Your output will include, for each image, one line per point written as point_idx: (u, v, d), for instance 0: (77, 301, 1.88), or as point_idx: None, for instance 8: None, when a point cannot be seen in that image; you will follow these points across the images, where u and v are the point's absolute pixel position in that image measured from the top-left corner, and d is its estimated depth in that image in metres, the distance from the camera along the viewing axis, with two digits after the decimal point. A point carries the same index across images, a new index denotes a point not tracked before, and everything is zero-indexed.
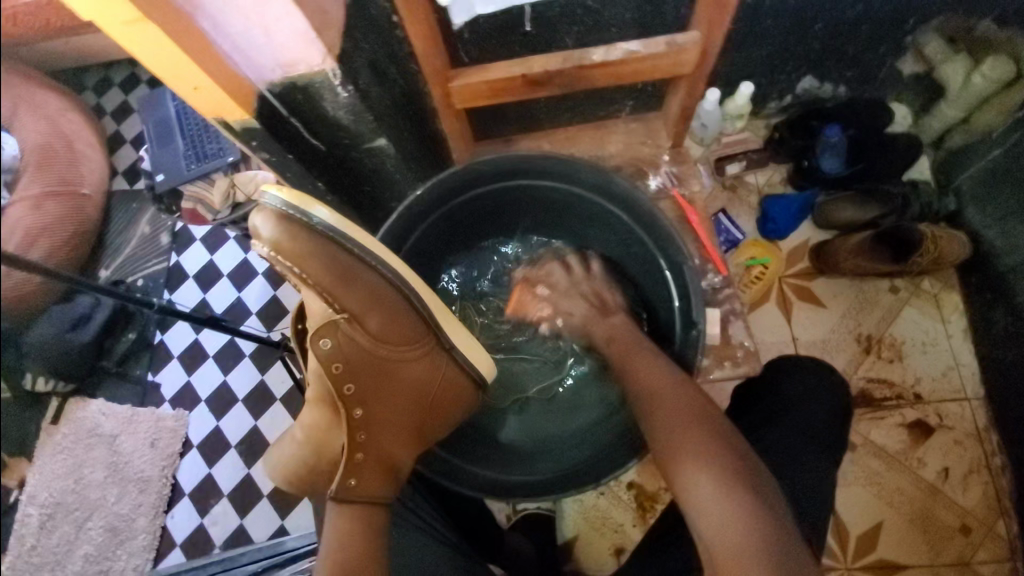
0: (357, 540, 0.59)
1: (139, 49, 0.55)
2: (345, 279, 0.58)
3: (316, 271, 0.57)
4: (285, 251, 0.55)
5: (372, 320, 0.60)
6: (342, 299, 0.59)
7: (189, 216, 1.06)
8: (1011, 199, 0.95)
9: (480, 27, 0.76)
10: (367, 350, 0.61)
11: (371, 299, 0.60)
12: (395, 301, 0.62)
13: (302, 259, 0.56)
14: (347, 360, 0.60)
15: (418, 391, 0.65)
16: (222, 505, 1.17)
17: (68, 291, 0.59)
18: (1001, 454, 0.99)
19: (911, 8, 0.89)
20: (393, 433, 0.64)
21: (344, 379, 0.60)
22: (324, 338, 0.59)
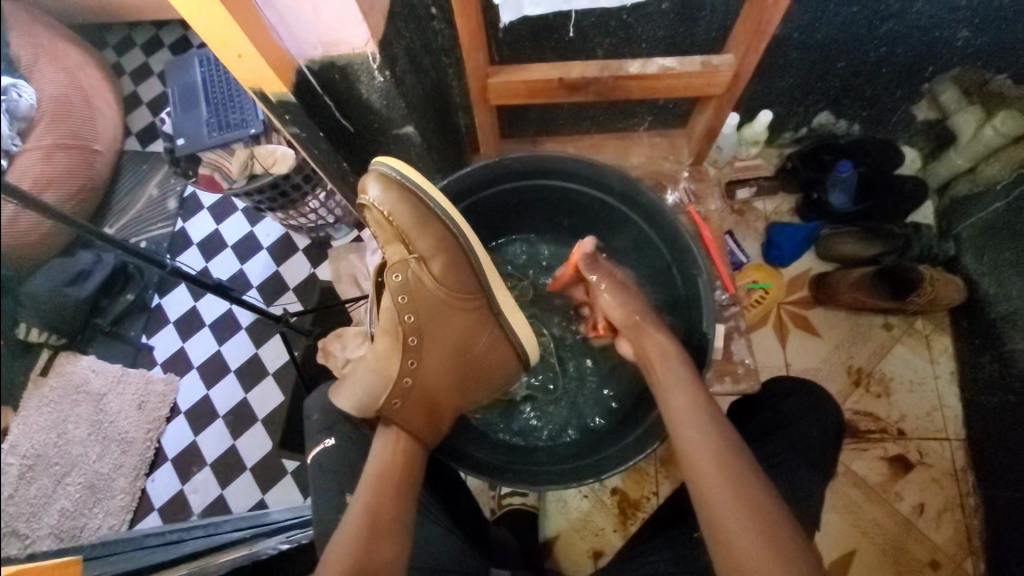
0: (388, 476, 0.65)
1: (190, 9, 0.55)
2: (422, 224, 0.69)
3: (398, 214, 0.68)
4: (379, 198, 0.68)
5: (436, 265, 0.70)
6: (417, 242, 0.69)
7: (204, 183, 1.02)
8: (1007, 251, 0.98)
9: (520, 29, 0.78)
10: (429, 291, 0.70)
11: (439, 247, 0.70)
12: (458, 254, 0.71)
13: (390, 205, 0.68)
14: (412, 296, 0.70)
15: (466, 339, 0.73)
16: (204, 474, 1.16)
17: (78, 244, 0.61)
18: (976, 496, 1.02)
19: (933, 56, 0.92)
20: (441, 373, 0.72)
21: (406, 312, 0.70)
22: (395, 272, 0.69)
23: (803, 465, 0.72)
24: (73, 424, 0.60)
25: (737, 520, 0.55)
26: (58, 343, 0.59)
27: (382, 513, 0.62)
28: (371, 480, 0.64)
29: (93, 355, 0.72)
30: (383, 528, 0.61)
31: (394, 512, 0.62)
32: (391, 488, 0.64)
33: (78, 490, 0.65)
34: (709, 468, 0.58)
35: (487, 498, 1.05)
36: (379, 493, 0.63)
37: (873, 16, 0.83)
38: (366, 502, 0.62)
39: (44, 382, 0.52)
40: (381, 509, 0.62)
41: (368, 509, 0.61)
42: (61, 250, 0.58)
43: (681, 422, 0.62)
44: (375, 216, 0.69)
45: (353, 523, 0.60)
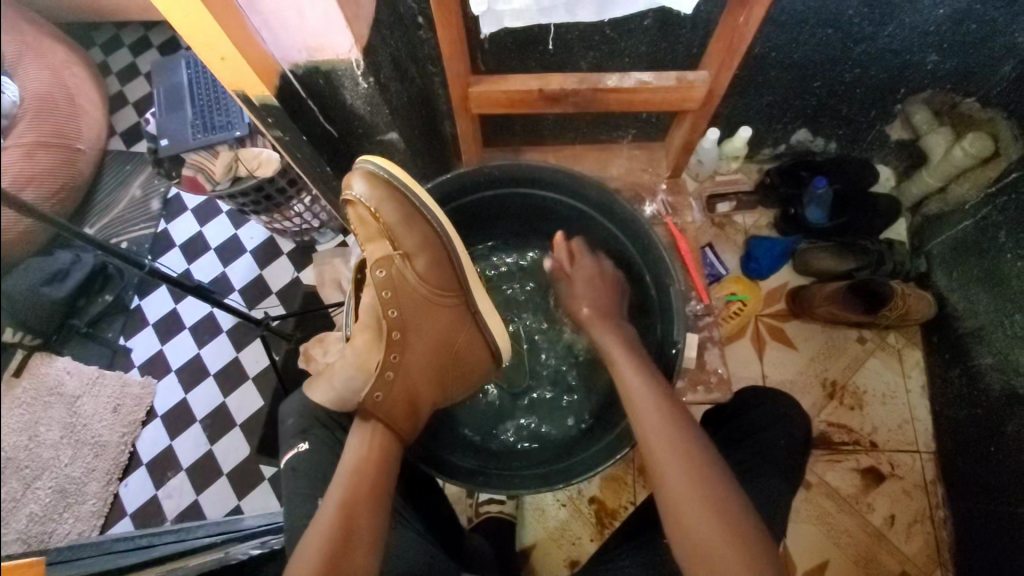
0: (363, 473, 0.65)
1: (173, 10, 0.56)
2: (407, 221, 0.69)
3: (386, 210, 0.69)
4: (366, 195, 0.68)
5: (421, 262, 0.71)
6: (401, 239, 0.70)
7: (187, 184, 1.03)
8: (975, 267, 1.00)
9: (503, 40, 0.79)
10: (413, 288, 0.71)
11: (424, 245, 0.70)
12: (443, 253, 0.72)
13: (377, 201, 0.69)
14: (396, 292, 0.70)
15: (447, 338, 0.73)
16: (179, 479, 1.14)
17: (50, 243, 0.60)
18: (945, 508, 1.04)
19: (904, 79, 0.95)
20: (422, 371, 0.72)
21: (391, 307, 0.70)
22: (380, 268, 0.69)
23: (773, 474, 0.73)
24: (45, 428, 0.59)
25: (698, 515, 0.56)
26: (32, 343, 0.58)
27: (358, 514, 0.62)
28: (344, 478, 0.64)
29: (68, 357, 0.70)
30: (358, 527, 0.61)
31: (369, 507, 0.63)
32: (367, 487, 0.64)
33: (48, 495, 0.64)
34: (671, 462, 0.59)
35: (464, 506, 1.05)
36: (353, 490, 0.63)
37: (847, 38, 0.86)
38: (341, 501, 0.62)
39: (15, 383, 0.52)
40: (356, 507, 0.62)
41: (342, 509, 0.61)
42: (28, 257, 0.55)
43: (647, 420, 0.62)
44: (360, 213, 0.69)
45: (326, 524, 0.60)
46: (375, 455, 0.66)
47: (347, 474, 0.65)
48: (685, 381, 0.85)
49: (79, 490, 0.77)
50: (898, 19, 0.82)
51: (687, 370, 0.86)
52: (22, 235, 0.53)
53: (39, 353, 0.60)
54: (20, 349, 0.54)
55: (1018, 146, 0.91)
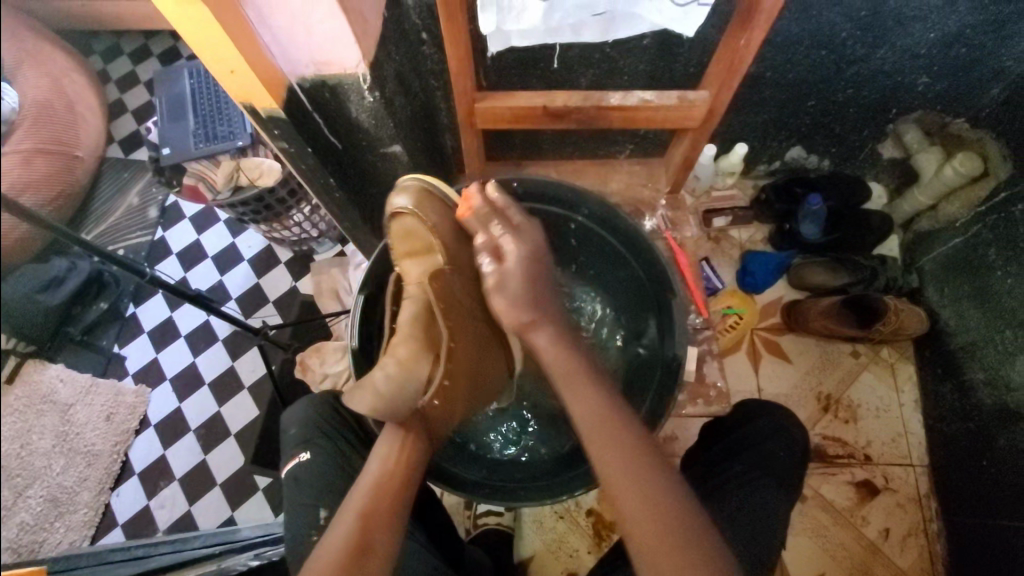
0: (380, 482, 0.64)
1: (185, 25, 0.57)
2: (457, 240, 0.74)
3: (438, 227, 0.73)
4: (414, 206, 0.74)
5: (467, 277, 0.74)
6: (452, 254, 0.73)
7: (188, 193, 1.04)
8: (966, 283, 1.02)
9: (507, 58, 0.81)
10: (461, 299, 0.72)
11: (470, 260, 0.75)
12: (487, 276, 0.76)
13: (432, 219, 0.73)
14: (447, 301, 0.71)
15: (487, 356, 0.74)
16: (172, 489, 1.11)
17: (44, 249, 0.59)
18: (939, 521, 1.05)
19: (896, 99, 0.97)
20: (466, 387, 0.71)
21: (443, 316, 0.70)
22: (433, 277, 0.71)
23: (771, 486, 0.74)
24: (38, 436, 0.59)
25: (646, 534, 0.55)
26: (25, 351, 0.58)
27: (374, 527, 0.61)
28: (366, 485, 0.64)
29: (62, 363, 0.70)
30: (375, 534, 0.60)
31: (385, 518, 0.62)
32: (386, 501, 0.63)
33: (39, 505, 0.63)
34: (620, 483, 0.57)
35: (462, 517, 1.05)
36: (374, 501, 0.63)
37: (841, 60, 0.88)
38: (361, 509, 0.62)
39: (8, 390, 0.51)
40: (373, 514, 0.62)
41: (361, 516, 0.61)
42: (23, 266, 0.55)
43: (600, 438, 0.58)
44: (411, 223, 0.73)
45: (343, 530, 0.60)
46: (398, 465, 0.65)
47: (372, 482, 0.64)
48: (686, 394, 0.89)
49: (71, 499, 0.76)
50: (890, 42, 0.85)
51: (685, 383, 0.88)
52: (18, 241, 0.53)
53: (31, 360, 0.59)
54: (12, 358, 0.54)
55: (1008, 166, 0.93)
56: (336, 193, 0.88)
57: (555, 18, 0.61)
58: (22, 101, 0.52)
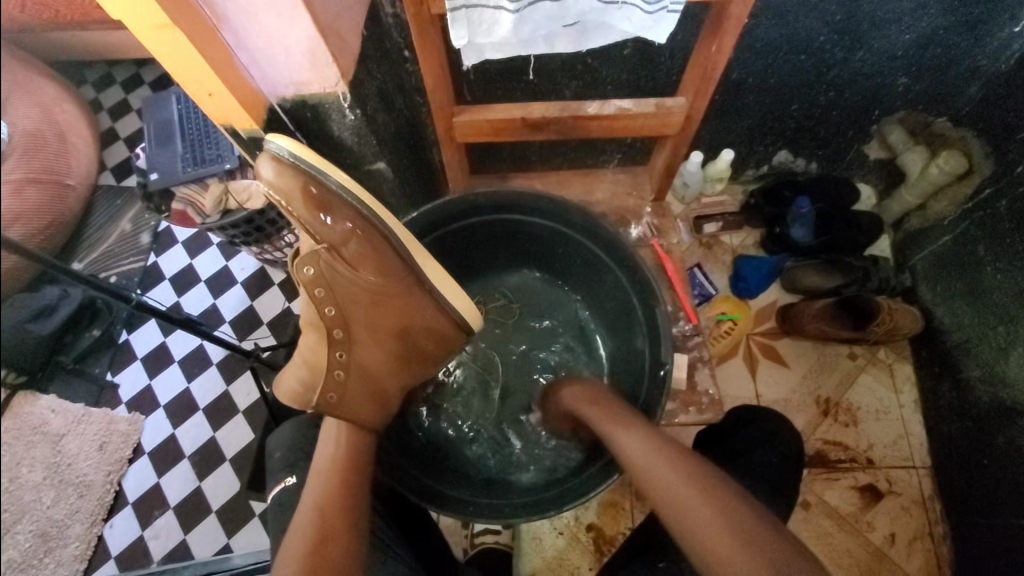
0: (327, 479, 0.65)
1: (161, 51, 0.57)
2: (321, 208, 0.63)
3: (298, 204, 0.62)
4: (273, 185, 0.61)
5: (350, 249, 0.66)
6: (322, 232, 0.64)
7: (176, 218, 1.03)
8: (958, 282, 1.02)
9: (486, 71, 0.81)
10: (346, 280, 0.66)
11: (350, 227, 0.65)
12: (372, 237, 0.66)
13: (285, 192, 0.61)
14: (330, 289, 0.66)
15: (397, 321, 0.72)
16: (166, 518, 1.10)
17: (34, 279, 0.59)
18: (943, 523, 1.03)
19: (878, 101, 0.98)
20: (376, 356, 0.72)
21: (326, 305, 0.66)
22: (307, 269, 0.64)
23: (766, 494, 0.73)
24: (25, 470, 0.57)
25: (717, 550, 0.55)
26: (17, 382, 0.56)
27: (330, 546, 0.61)
28: (317, 479, 0.66)
29: (53, 393, 0.69)
30: (333, 529, 0.62)
31: (344, 527, 0.63)
32: (342, 512, 0.64)
33: (27, 540, 0.61)
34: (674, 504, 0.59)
35: (459, 537, 1.03)
36: (330, 517, 0.63)
37: (821, 64, 0.88)
38: (320, 526, 0.62)
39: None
40: (331, 513, 0.64)
41: (320, 535, 0.62)
42: (8, 295, 0.54)
43: (647, 467, 0.61)
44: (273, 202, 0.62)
45: (300, 535, 0.62)
46: (340, 455, 0.68)
47: (319, 480, 0.66)
48: (677, 402, 0.87)
49: (61, 533, 0.74)
50: (867, 45, 0.85)
51: (677, 391, 0.87)
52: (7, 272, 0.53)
53: (26, 394, 0.58)
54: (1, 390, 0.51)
55: (991, 163, 0.93)
56: None
57: (526, 31, 0.60)
58: (13, 130, 0.49)
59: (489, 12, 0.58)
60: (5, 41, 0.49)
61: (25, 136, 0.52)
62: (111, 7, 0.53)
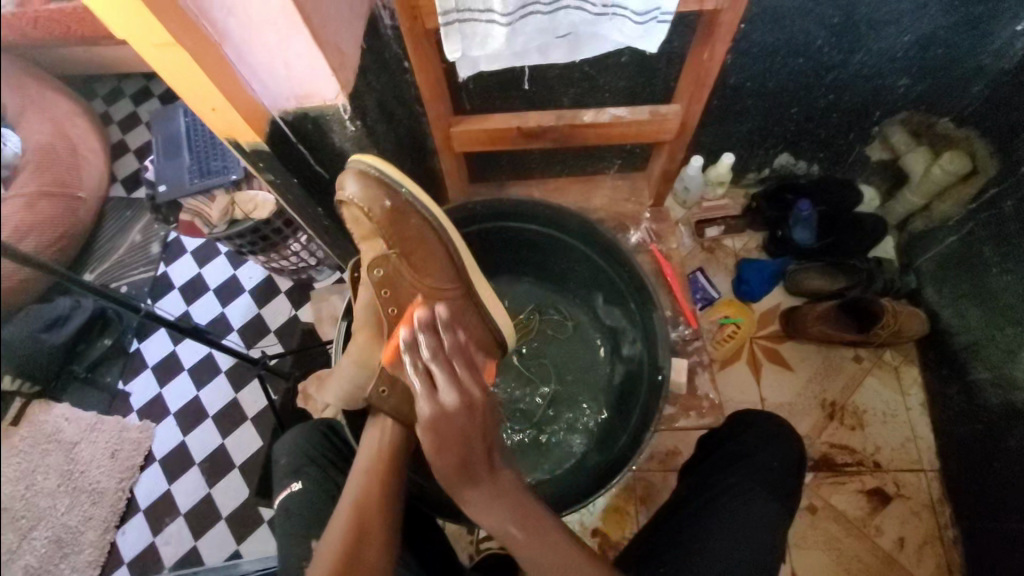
0: (367, 480, 0.65)
1: (165, 68, 0.58)
2: (395, 219, 0.69)
3: (378, 210, 0.68)
4: (357, 195, 0.67)
5: (417, 256, 0.70)
6: (393, 238, 0.69)
7: (184, 228, 1.08)
8: (964, 282, 1.01)
9: (484, 81, 0.82)
10: (411, 284, 0.70)
11: (418, 237, 0.70)
12: (434, 246, 0.71)
13: (368, 198, 0.68)
14: (394, 291, 0.70)
15: None
16: (178, 524, 1.11)
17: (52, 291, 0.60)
18: (954, 526, 1.02)
19: (877, 102, 0.98)
20: None
21: (389, 305, 0.70)
22: (377, 267, 0.69)
23: (765, 496, 0.73)
24: (40, 478, 0.58)
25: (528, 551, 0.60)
26: (32, 392, 0.57)
27: (364, 550, 0.61)
28: (360, 478, 0.65)
29: (66, 403, 0.70)
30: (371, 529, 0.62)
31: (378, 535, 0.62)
32: (378, 520, 0.63)
33: (42, 546, 0.62)
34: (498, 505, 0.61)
35: (464, 542, 1.04)
36: (361, 519, 0.62)
37: (818, 67, 0.88)
38: (353, 530, 0.61)
39: (14, 434, 0.50)
40: (369, 520, 0.63)
41: (352, 537, 0.61)
42: (27, 307, 0.56)
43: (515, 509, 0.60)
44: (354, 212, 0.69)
45: (337, 535, 0.61)
46: (377, 456, 0.68)
47: (357, 483, 0.65)
48: (677, 407, 0.87)
49: (74, 539, 0.76)
50: (865, 47, 0.85)
51: (677, 396, 0.88)
52: (26, 285, 0.54)
53: (41, 404, 0.59)
54: (19, 398, 0.52)
55: (994, 163, 0.93)
56: (324, 221, 0.89)
57: (520, 41, 0.61)
58: (26, 144, 0.50)
59: (481, 25, 0.59)
60: (20, 60, 0.50)
61: (37, 151, 0.53)
62: (116, 28, 0.55)
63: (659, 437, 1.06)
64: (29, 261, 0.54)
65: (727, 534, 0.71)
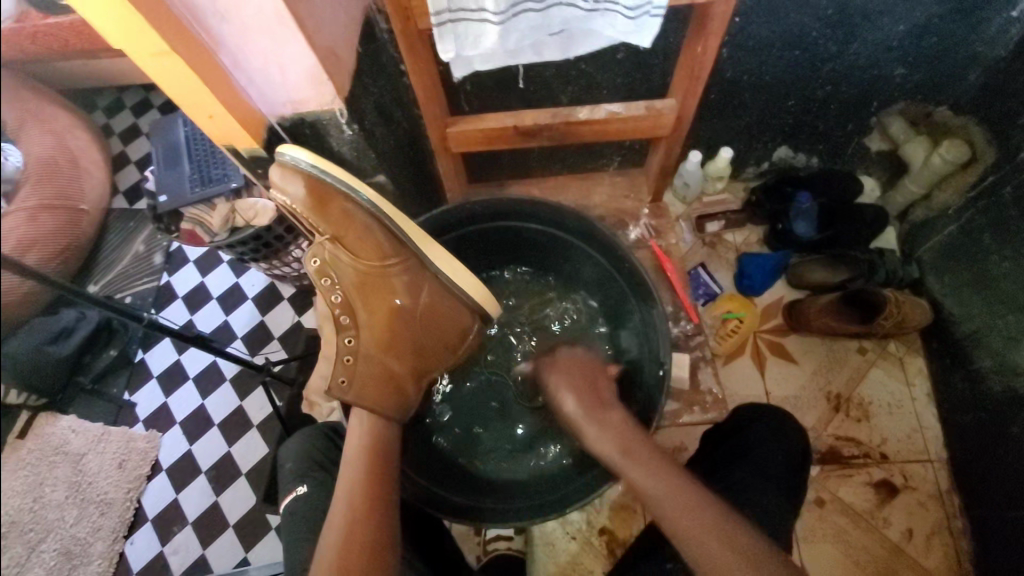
0: (355, 473, 0.66)
1: (162, 77, 0.59)
2: (320, 204, 0.67)
3: (299, 199, 0.66)
4: (282, 187, 0.66)
5: (348, 236, 0.69)
6: (321, 225, 0.68)
7: (186, 238, 1.05)
8: (965, 270, 1.00)
9: (480, 81, 0.83)
10: (348, 265, 0.70)
11: (348, 216, 0.68)
12: (363, 220, 0.68)
13: (292, 190, 0.66)
14: (335, 275, 0.71)
15: (401, 307, 0.73)
16: (186, 534, 1.10)
17: (57, 302, 0.60)
18: (962, 517, 1.01)
19: (874, 93, 0.98)
20: (384, 344, 0.73)
21: (333, 292, 0.72)
22: (314, 257, 0.71)
23: (771, 492, 0.72)
24: (48, 490, 0.58)
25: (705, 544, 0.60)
26: (39, 404, 0.57)
27: (358, 540, 0.62)
28: (350, 471, 0.66)
29: (73, 414, 0.71)
30: (366, 523, 0.63)
31: (371, 525, 0.63)
32: (371, 512, 0.64)
33: (51, 558, 0.63)
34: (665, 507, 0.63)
35: (472, 544, 1.02)
36: (354, 513, 0.63)
37: (813, 59, 0.89)
38: (346, 523, 0.63)
39: (21, 445, 0.50)
40: (358, 514, 0.64)
41: (345, 531, 0.63)
42: (30, 320, 0.56)
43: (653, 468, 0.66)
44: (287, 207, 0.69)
45: (336, 532, 0.62)
46: (365, 455, 0.68)
47: (349, 482, 0.66)
48: (681, 402, 0.87)
49: (83, 550, 0.76)
50: (860, 37, 0.85)
51: (681, 391, 0.88)
52: (30, 296, 0.54)
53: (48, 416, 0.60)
54: (25, 410, 0.53)
55: (992, 150, 0.93)
56: None
57: (512, 40, 0.61)
58: (29, 158, 0.51)
59: (473, 24, 0.59)
60: (22, 75, 0.51)
61: (39, 166, 0.54)
62: (113, 39, 0.55)
63: (664, 434, 1.06)
64: (36, 273, 0.54)
65: None
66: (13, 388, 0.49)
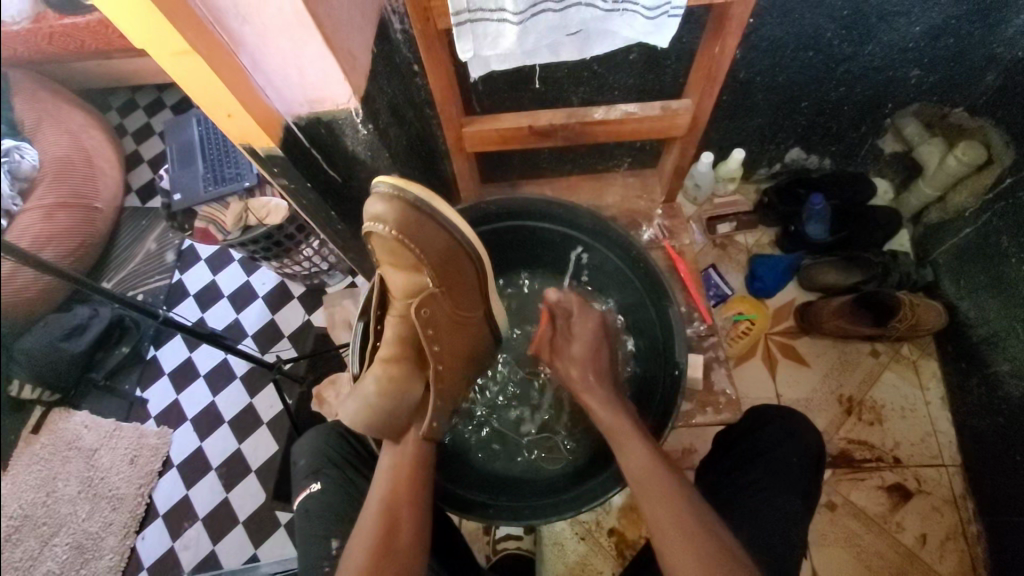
0: (398, 473, 0.68)
1: (183, 76, 0.59)
2: (449, 255, 0.67)
3: (424, 249, 0.65)
4: (392, 227, 0.64)
5: (455, 287, 0.69)
6: (438, 275, 0.67)
7: (199, 235, 1.06)
8: (982, 274, 0.99)
9: (494, 81, 0.83)
10: (450, 314, 0.70)
11: (463, 268, 0.69)
12: (470, 270, 0.70)
13: (408, 232, 0.64)
14: (437, 326, 0.69)
15: (473, 351, 0.77)
16: (196, 530, 1.11)
17: (73, 297, 0.61)
18: (978, 522, 1.00)
19: (890, 94, 0.97)
20: (456, 387, 0.75)
21: (432, 342, 0.69)
22: (422, 308, 0.67)
23: (786, 493, 0.72)
24: (62, 486, 0.59)
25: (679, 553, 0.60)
26: (51, 400, 0.58)
27: (397, 534, 0.64)
28: (388, 473, 0.68)
29: (86, 411, 0.71)
30: (401, 523, 0.65)
31: (411, 517, 0.66)
32: (408, 508, 0.66)
33: (63, 552, 0.64)
34: (666, 527, 0.62)
35: (481, 543, 1.04)
36: (393, 506, 0.66)
37: (829, 60, 0.88)
38: (385, 518, 0.65)
39: (35, 441, 0.51)
40: (398, 507, 0.66)
41: (385, 524, 0.64)
42: (52, 317, 0.55)
43: (621, 442, 0.67)
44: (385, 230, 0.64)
45: (368, 529, 0.64)
46: (400, 466, 0.69)
47: (383, 489, 0.67)
48: (694, 403, 0.87)
49: (95, 545, 0.77)
50: (877, 38, 0.85)
51: (694, 392, 0.88)
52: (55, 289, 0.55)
53: (63, 412, 0.60)
54: (39, 406, 0.53)
55: (1011, 152, 0.92)
56: (337, 225, 0.89)
57: (530, 41, 0.62)
58: (43, 158, 0.52)
59: (493, 24, 0.59)
60: (36, 74, 0.51)
61: (52, 164, 0.54)
62: (136, 39, 0.56)
63: (674, 435, 1.05)
64: (57, 268, 0.55)
65: (747, 533, 0.69)
66: (28, 384, 0.50)
